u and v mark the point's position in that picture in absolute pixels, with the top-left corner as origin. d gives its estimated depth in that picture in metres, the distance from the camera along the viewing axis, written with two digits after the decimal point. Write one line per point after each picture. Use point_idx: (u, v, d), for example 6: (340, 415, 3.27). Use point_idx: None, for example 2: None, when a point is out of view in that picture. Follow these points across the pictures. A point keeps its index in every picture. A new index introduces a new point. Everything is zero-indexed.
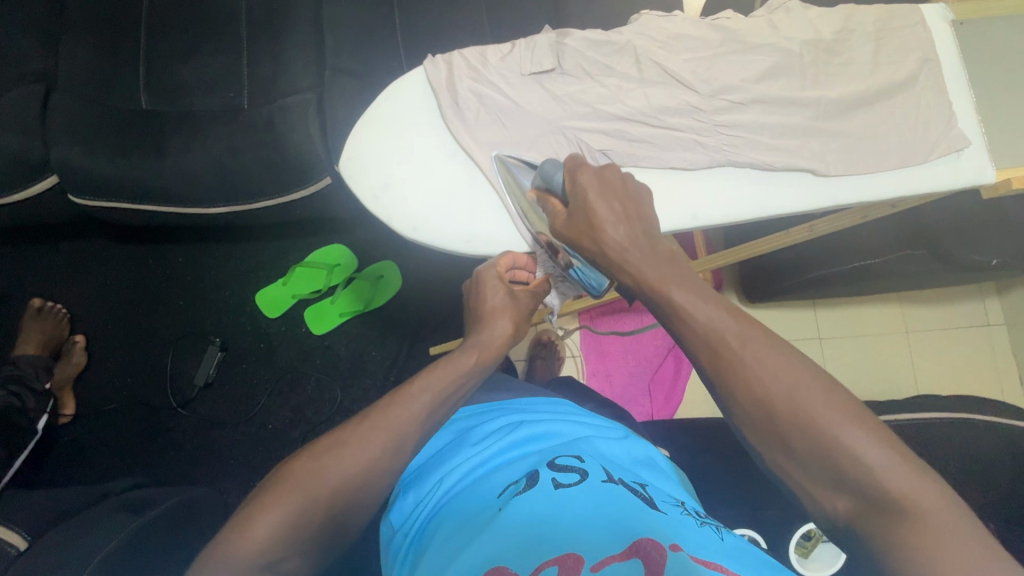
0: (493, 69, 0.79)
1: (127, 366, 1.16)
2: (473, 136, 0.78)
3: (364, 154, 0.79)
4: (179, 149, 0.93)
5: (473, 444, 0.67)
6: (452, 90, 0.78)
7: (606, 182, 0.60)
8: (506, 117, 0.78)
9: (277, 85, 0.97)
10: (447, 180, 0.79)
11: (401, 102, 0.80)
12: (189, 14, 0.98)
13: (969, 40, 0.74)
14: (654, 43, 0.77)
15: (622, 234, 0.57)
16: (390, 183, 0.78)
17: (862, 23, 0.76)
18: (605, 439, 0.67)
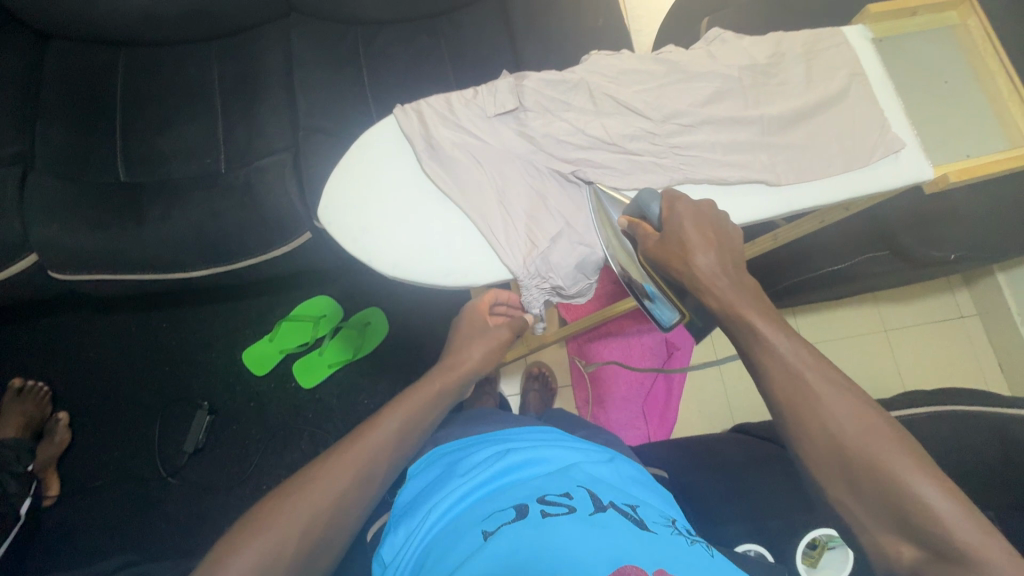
0: (454, 107, 0.67)
1: (113, 439, 1.13)
2: (448, 176, 0.66)
3: (332, 208, 0.66)
4: (158, 217, 0.92)
5: (445, 480, 0.59)
6: (421, 130, 0.66)
7: (704, 215, 0.55)
8: (480, 157, 0.66)
9: (252, 149, 0.98)
10: (417, 216, 0.66)
11: (375, 148, 0.67)
12: (164, 89, 1.00)
13: (891, 56, 0.66)
14: (605, 78, 0.67)
15: (712, 260, 0.52)
16: (364, 237, 0.65)
17: (794, 44, 0.65)
18: (592, 460, 0.60)
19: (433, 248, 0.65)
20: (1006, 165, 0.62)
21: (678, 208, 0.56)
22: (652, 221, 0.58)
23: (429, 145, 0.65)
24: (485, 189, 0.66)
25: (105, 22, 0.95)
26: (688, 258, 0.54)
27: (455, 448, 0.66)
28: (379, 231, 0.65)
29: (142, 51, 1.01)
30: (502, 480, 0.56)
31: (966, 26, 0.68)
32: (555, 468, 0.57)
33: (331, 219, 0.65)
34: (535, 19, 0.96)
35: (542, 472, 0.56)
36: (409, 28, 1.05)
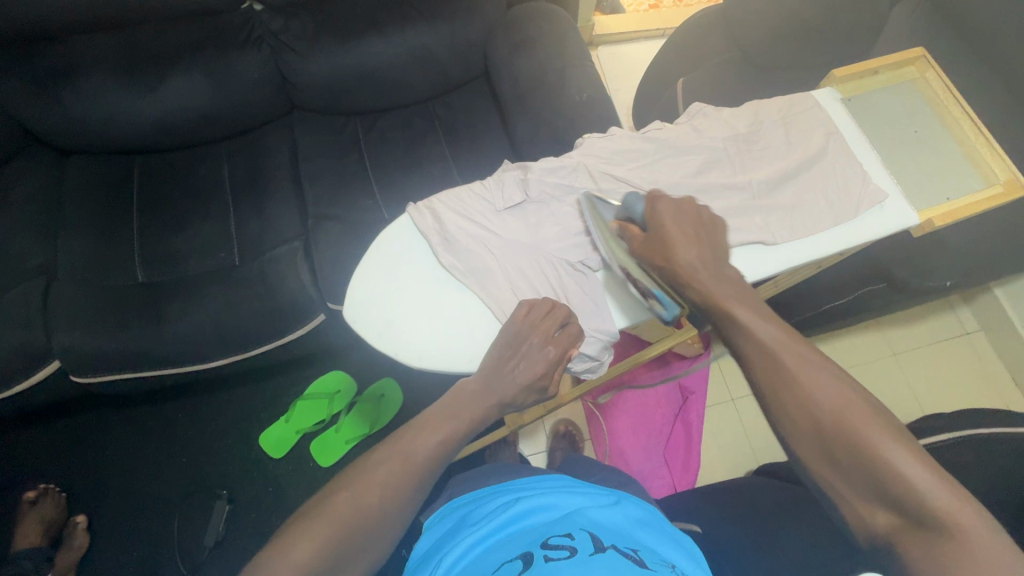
0: (463, 201, 0.72)
1: (130, 539, 1.11)
2: (465, 267, 0.68)
3: (357, 305, 0.68)
4: (178, 312, 0.95)
5: (453, 535, 0.60)
6: (435, 227, 0.70)
7: (682, 210, 0.60)
8: (492, 246, 0.70)
9: (265, 240, 1.02)
10: (437, 306, 0.68)
11: (393, 245, 0.71)
12: (177, 189, 1.04)
13: (860, 115, 0.71)
14: (601, 160, 0.71)
15: (694, 254, 0.57)
16: (387, 329, 0.67)
17: (769, 113, 0.70)
18: (598, 504, 0.60)
19: (453, 334, 0.67)
20: (984, 205, 0.66)
21: (657, 207, 0.59)
22: (637, 222, 0.61)
23: (443, 238, 0.69)
24: (499, 275, 0.68)
25: (124, 134, 1.01)
26: (671, 253, 0.57)
27: (468, 501, 0.66)
28: (401, 323, 0.67)
29: (157, 157, 1.07)
30: (507, 529, 0.56)
31: (925, 79, 0.73)
32: (560, 513, 0.57)
33: (356, 315, 0.68)
34: (523, 98, 1.02)
35: (548, 518, 0.57)
36: (406, 114, 1.13)
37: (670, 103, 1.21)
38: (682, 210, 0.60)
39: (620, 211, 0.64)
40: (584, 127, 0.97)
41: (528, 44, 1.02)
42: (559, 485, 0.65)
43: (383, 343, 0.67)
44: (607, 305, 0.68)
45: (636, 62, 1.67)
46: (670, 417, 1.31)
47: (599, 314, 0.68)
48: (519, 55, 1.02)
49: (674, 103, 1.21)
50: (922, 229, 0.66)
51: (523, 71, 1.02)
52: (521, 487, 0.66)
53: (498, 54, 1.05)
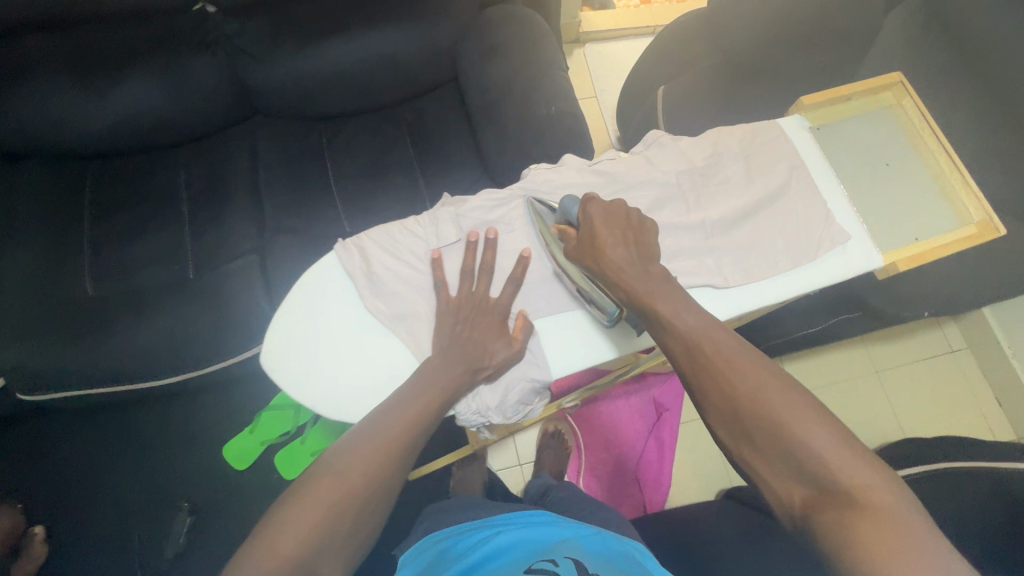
0: (393, 237, 0.67)
1: (88, 550, 1.08)
2: (394, 311, 0.64)
3: (275, 353, 0.63)
4: (128, 328, 0.92)
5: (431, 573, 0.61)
6: (362, 267, 0.65)
7: (613, 212, 0.59)
8: (422, 288, 0.65)
9: (220, 253, 0.99)
10: (363, 353, 0.63)
11: (316, 286, 0.65)
12: (131, 198, 1.01)
13: (829, 146, 0.67)
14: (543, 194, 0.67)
15: (622, 255, 0.57)
16: (309, 380, 0.62)
17: (729, 145, 0.65)
18: (574, 539, 0.60)
19: (380, 386, 0.62)
20: (955, 248, 0.62)
21: (589, 210, 0.59)
22: (573, 226, 0.61)
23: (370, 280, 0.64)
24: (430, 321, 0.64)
25: (72, 139, 0.97)
26: (601, 254, 0.58)
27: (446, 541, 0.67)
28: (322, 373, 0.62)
29: (111, 163, 1.03)
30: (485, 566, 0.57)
31: (902, 107, 0.69)
32: (537, 551, 0.58)
33: (274, 364, 0.63)
34: (491, 110, 0.97)
35: (523, 556, 0.57)
36: (372, 119, 1.09)
37: (650, 111, 1.16)
38: (615, 211, 0.59)
39: (558, 215, 0.63)
40: (551, 142, 0.93)
41: (498, 51, 0.97)
42: (539, 521, 0.66)
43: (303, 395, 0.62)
44: (540, 351, 0.64)
45: (623, 59, 1.60)
46: (643, 433, 1.29)
47: (530, 362, 0.63)
48: (487, 63, 0.98)
49: (654, 113, 1.16)
50: (886, 271, 0.62)
51: (491, 79, 0.97)
52: (499, 523, 0.67)
53: (467, 61, 1.00)
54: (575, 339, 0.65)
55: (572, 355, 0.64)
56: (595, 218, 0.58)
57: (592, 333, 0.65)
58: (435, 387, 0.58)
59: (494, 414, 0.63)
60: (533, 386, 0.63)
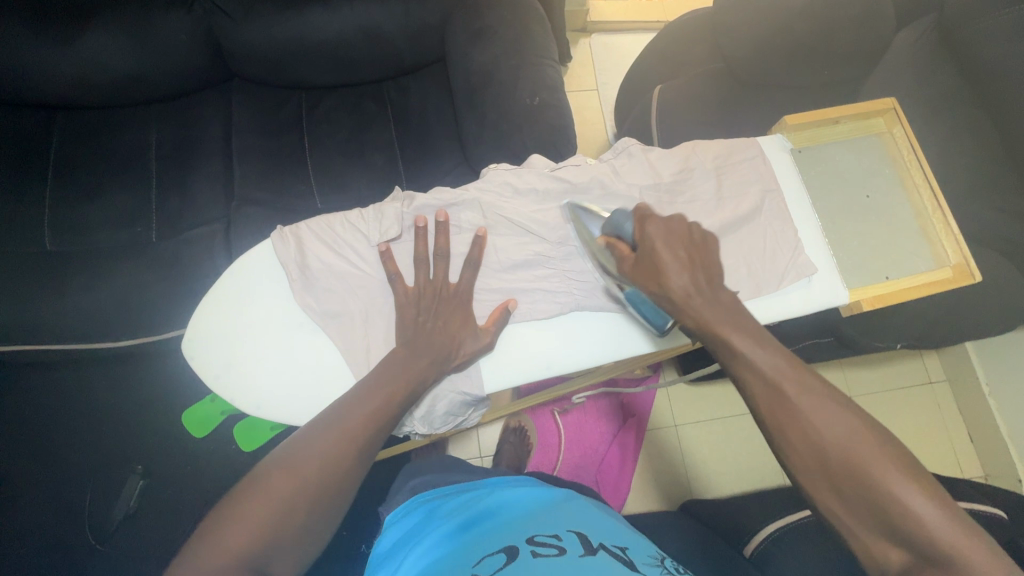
0: (332, 228, 0.63)
1: (39, 505, 1.07)
2: (326, 307, 0.61)
3: (197, 342, 0.61)
4: (83, 288, 0.90)
5: (434, 526, 0.65)
6: (298, 257, 0.62)
7: (674, 229, 0.54)
8: (355, 286, 0.62)
9: (185, 218, 0.97)
10: (292, 347, 0.61)
11: (248, 275, 0.63)
12: (97, 154, 0.98)
13: (809, 172, 0.64)
14: (502, 197, 0.64)
15: (686, 279, 0.52)
16: (234, 371, 0.60)
17: (702, 161, 0.62)
18: (570, 503, 0.66)
19: (302, 384, 0.60)
20: (925, 290, 0.60)
21: (648, 229, 0.54)
22: (627, 243, 0.56)
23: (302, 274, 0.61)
24: (360, 321, 0.61)
25: (36, 88, 0.93)
26: (663, 278, 0.53)
27: (448, 497, 0.73)
28: (248, 366, 0.60)
29: (79, 115, 1.00)
30: (489, 527, 0.61)
31: (892, 135, 0.65)
32: (539, 508, 0.64)
33: (195, 353, 0.61)
34: (474, 97, 0.93)
35: (526, 513, 0.63)
36: (355, 94, 1.05)
37: (644, 111, 1.12)
38: (675, 230, 0.54)
39: (608, 228, 0.58)
40: (532, 135, 0.89)
41: (486, 33, 0.93)
42: (534, 489, 0.70)
43: (229, 385, 0.60)
44: (474, 365, 0.60)
45: (629, 53, 1.55)
46: (607, 437, 1.28)
47: (462, 374, 0.60)
48: (475, 45, 0.93)
49: (647, 113, 1.12)
50: (850, 309, 0.60)
51: (477, 64, 0.93)
52: (498, 489, 0.71)
53: (454, 41, 0.96)
54: (547, 348, 0.61)
55: (517, 370, 0.61)
56: (655, 240, 0.53)
57: (543, 347, 0.61)
58: (379, 386, 0.54)
59: (419, 424, 0.60)
60: (463, 399, 0.60)
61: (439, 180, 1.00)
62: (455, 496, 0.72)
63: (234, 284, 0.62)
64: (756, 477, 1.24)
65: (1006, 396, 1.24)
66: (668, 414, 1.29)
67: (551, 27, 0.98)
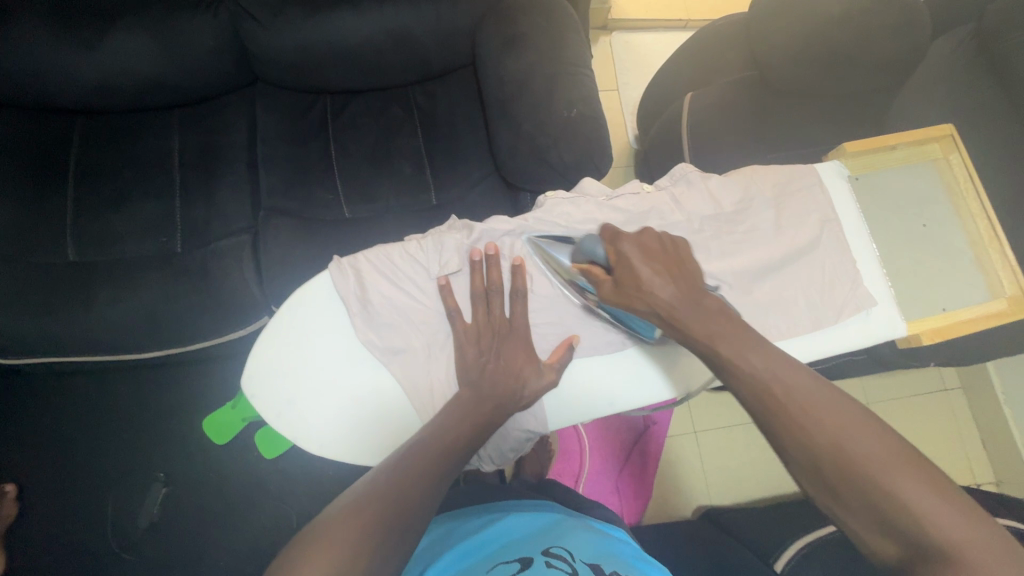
0: (391, 260, 0.63)
1: (63, 512, 1.07)
2: (386, 342, 0.61)
3: (256, 378, 0.61)
4: (108, 300, 0.88)
5: (448, 543, 0.65)
6: (356, 290, 0.61)
7: (650, 246, 0.54)
8: (416, 321, 0.62)
9: (211, 227, 0.95)
10: (350, 384, 0.61)
11: (304, 307, 0.62)
12: (121, 161, 0.96)
13: (867, 200, 0.63)
14: (556, 225, 0.64)
15: (671, 293, 0.51)
16: (293, 408, 0.60)
17: (761, 190, 0.62)
18: (580, 527, 0.65)
19: (366, 420, 0.60)
20: (981, 323, 0.59)
21: (621, 249, 0.54)
22: (602, 264, 0.56)
23: (362, 308, 0.61)
24: (421, 356, 0.61)
25: (60, 93, 0.91)
26: (648, 295, 0.52)
27: (457, 519, 0.72)
28: (307, 403, 0.60)
29: (101, 120, 0.98)
30: (501, 545, 0.60)
31: (947, 161, 0.64)
32: (546, 529, 0.63)
33: (255, 389, 0.60)
34: (507, 105, 0.91)
35: (535, 533, 0.62)
36: (380, 99, 1.03)
37: (674, 118, 1.10)
38: (651, 245, 0.54)
39: (579, 255, 0.58)
40: (570, 148, 0.87)
41: (519, 39, 0.90)
42: (548, 512, 0.70)
43: (289, 422, 0.60)
44: (538, 403, 0.62)
45: (652, 55, 1.52)
46: (628, 445, 1.28)
47: (527, 413, 0.62)
48: (507, 51, 0.91)
49: (677, 120, 1.10)
50: (908, 341, 0.60)
51: (509, 72, 0.90)
52: (512, 509, 0.71)
53: (485, 47, 0.93)
54: (604, 384, 0.63)
55: (577, 408, 0.63)
56: (630, 256, 0.53)
57: (601, 384, 0.63)
58: (448, 428, 0.55)
59: (489, 461, 0.64)
60: (527, 436, 0.63)
61: (468, 190, 0.99)
62: (469, 514, 0.72)
63: (290, 317, 0.61)
64: (775, 484, 1.25)
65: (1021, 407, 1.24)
66: (687, 422, 1.29)
67: (583, 32, 0.95)
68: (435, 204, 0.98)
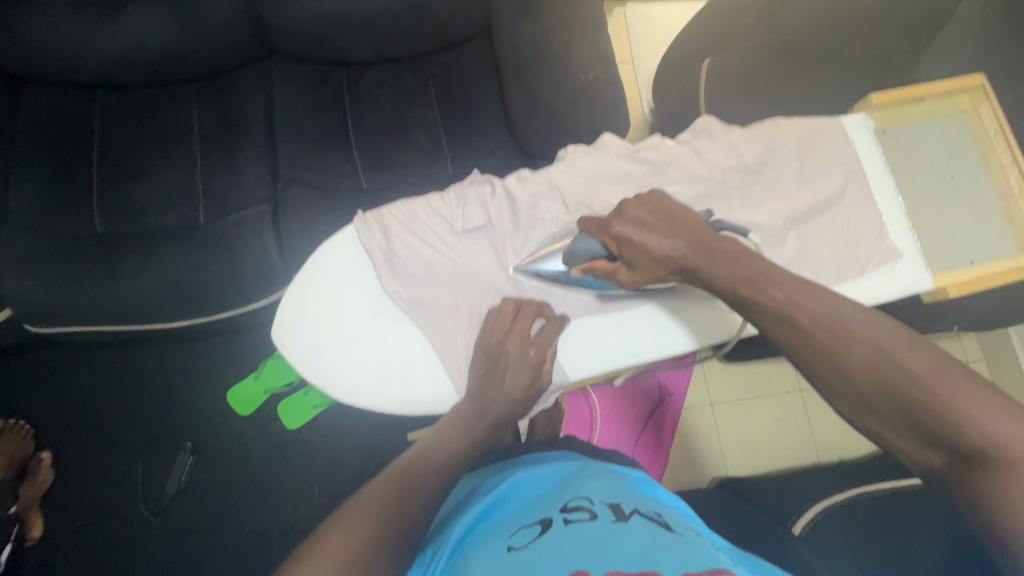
0: (415, 215, 0.64)
1: (94, 479, 1.10)
2: (411, 295, 0.62)
3: (285, 328, 0.62)
4: (135, 269, 0.89)
5: (467, 501, 0.63)
6: (382, 244, 0.63)
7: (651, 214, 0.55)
8: (441, 274, 0.63)
9: (232, 199, 0.96)
10: (376, 336, 0.62)
11: (332, 260, 0.64)
12: (143, 134, 0.97)
13: (894, 152, 0.62)
14: (577, 181, 0.65)
15: (682, 249, 0.53)
16: (320, 359, 0.61)
17: (784, 142, 0.62)
18: (597, 471, 0.64)
19: (392, 371, 0.61)
20: (1010, 276, 0.59)
21: (618, 233, 0.54)
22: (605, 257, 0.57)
23: (389, 261, 0.62)
24: (444, 311, 0.62)
25: (85, 67, 0.92)
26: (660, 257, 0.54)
27: (471, 480, 0.69)
28: (334, 354, 0.61)
29: (123, 94, 0.99)
30: (522, 499, 0.58)
31: (978, 113, 0.63)
32: (561, 482, 0.61)
33: (283, 339, 0.62)
34: (523, 71, 0.90)
35: (551, 489, 0.59)
36: (396, 69, 1.03)
37: (691, 84, 1.09)
38: (639, 214, 0.55)
39: (576, 260, 0.58)
40: (588, 111, 0.87)
41: (534, 5, 0.89)
42: (565, 461, 0.68)
43: (316, 375, 0.61)
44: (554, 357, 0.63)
45: (668, 22, 1.50)
46: (644, 415, 1.28)
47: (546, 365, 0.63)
48: (524, 16, 0.90)
49: (694, 86, 1.08)
50: (933, 295, 0.60)
51: (526, 40, 0.89)
52: (528, 463, 0.69)
53: (502, 12, 0.92)
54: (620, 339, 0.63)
55: (597, 364, 0.63)
56: (631, 235, 0.54)
57: (620, 338, 0.63)
58: None
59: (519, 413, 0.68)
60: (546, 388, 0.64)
61: (485, 159, 0.99)
62: (486, 473, 0.70)
63: (316, 272, 0.63)
64: (791, 453, 1.25)
65: None
66: (703, 393, 1.29)
67: None
68: (451, 173, 0.99)
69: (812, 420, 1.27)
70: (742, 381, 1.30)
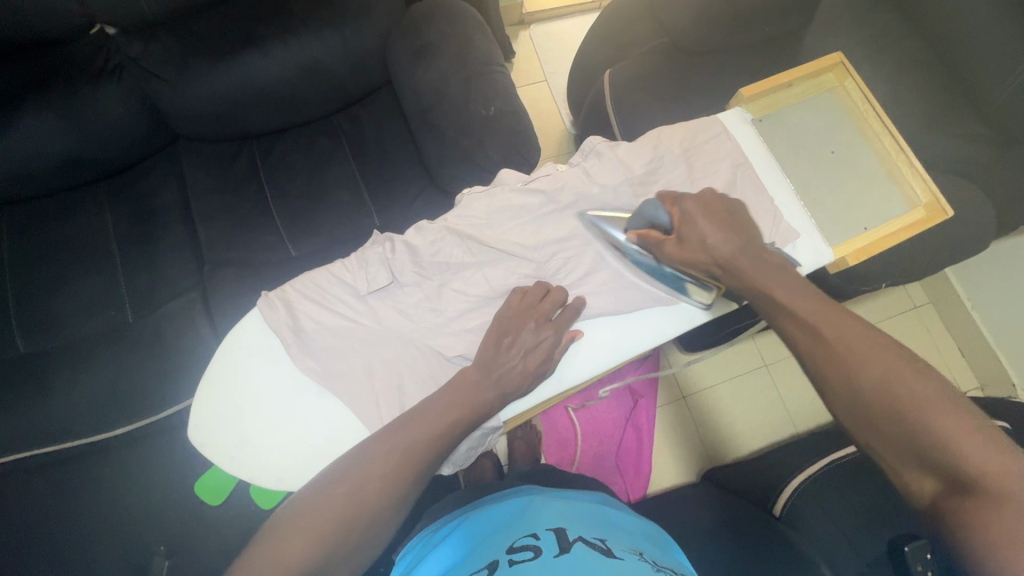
0: (320, 285, 0.65)
1: None
2: (324, 368, 0.62)
3: (202, 427, 0.61)
4: (66, 385, 0.88)
5: (419, 557, 0.62)
6: (287, 322, 0.63)
7: (711, 204, 0.57)
8: (353, 341, 0.63)
9: (158, 292, 0.94)
10: (298, 416, 0.61)
11: (241, 349, 0.63)
12: (54, 243, 0.95)
13: (773, 139, 0.65)
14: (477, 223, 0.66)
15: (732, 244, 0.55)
16: (243, 451, 0.60)
17: (669, 148, 0.65)
18: (548, 502, 0.64)
19: (321, 447, 0.61)
20: (903, 236, 0.61)
21: (685, 208, 0.57)
22: (662, 227, 0.58)
23: (296, 338, 0.62)
24: (360, 379, 0.62)
25: None
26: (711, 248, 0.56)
27: (424, 534, 0.68)
28: (257, 443, 0.61)
29: (27, 207, 0.97)
30: (472, 544, 0.58)
31: (844, 88, 0.67)
32: (512, 518, 0.61)
33: (203, 439, 0.61)
34: (428, 116, 0.92)
35: (502, 528, 0.59)
36: (307, 132, 1.02)
37: (598, 97, 1.11)
38: (712, 202, 0.58)
39: (639, 222, 0.60)
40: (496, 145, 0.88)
41: (427, 53, 0.91)
42: (517, 496, 0.68)
43: (245, 466, 0.60)
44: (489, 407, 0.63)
45: (572, 39, 1.55)
46: (620, 422, 1.28)
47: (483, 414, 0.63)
48: (419, 64, 0.91)
49: (600, 98, 1.10)
50: (838, 265, 0.62)
51: (424, 85, 0.91)
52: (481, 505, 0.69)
53: (397, 63, 0.94)
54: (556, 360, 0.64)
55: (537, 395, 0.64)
56: (696, 213, 0.56)
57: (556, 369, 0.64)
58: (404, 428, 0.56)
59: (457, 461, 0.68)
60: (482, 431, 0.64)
61: (408, 207, 0.99)
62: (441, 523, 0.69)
63: (228, 364, 0.62)
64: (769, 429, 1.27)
65: (990, 312, 1.21)
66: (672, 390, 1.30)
67: (491, 34, 0.97)
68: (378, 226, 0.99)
69: (782, 393, 1.30)
70: (711, 366, 1.32)
